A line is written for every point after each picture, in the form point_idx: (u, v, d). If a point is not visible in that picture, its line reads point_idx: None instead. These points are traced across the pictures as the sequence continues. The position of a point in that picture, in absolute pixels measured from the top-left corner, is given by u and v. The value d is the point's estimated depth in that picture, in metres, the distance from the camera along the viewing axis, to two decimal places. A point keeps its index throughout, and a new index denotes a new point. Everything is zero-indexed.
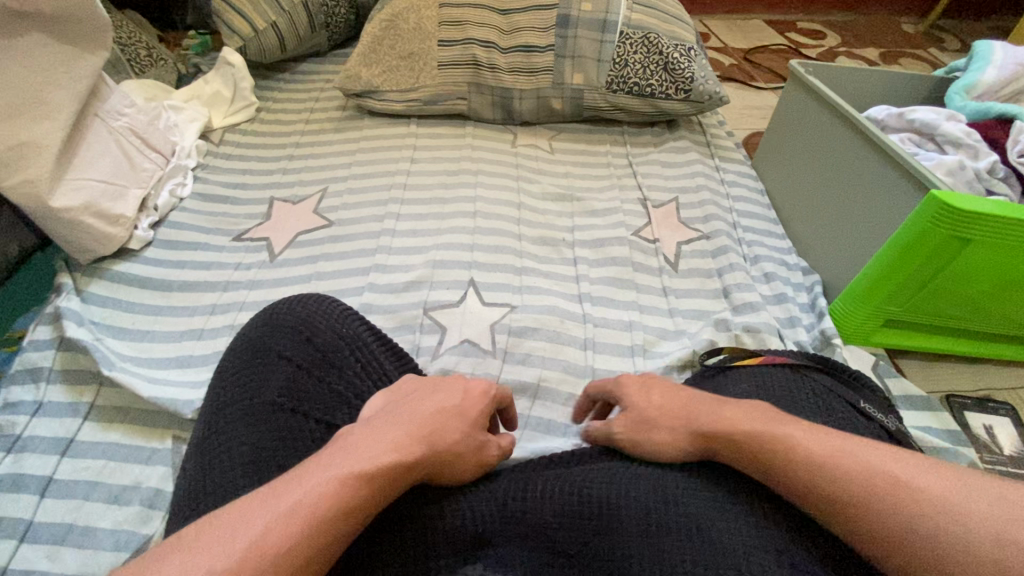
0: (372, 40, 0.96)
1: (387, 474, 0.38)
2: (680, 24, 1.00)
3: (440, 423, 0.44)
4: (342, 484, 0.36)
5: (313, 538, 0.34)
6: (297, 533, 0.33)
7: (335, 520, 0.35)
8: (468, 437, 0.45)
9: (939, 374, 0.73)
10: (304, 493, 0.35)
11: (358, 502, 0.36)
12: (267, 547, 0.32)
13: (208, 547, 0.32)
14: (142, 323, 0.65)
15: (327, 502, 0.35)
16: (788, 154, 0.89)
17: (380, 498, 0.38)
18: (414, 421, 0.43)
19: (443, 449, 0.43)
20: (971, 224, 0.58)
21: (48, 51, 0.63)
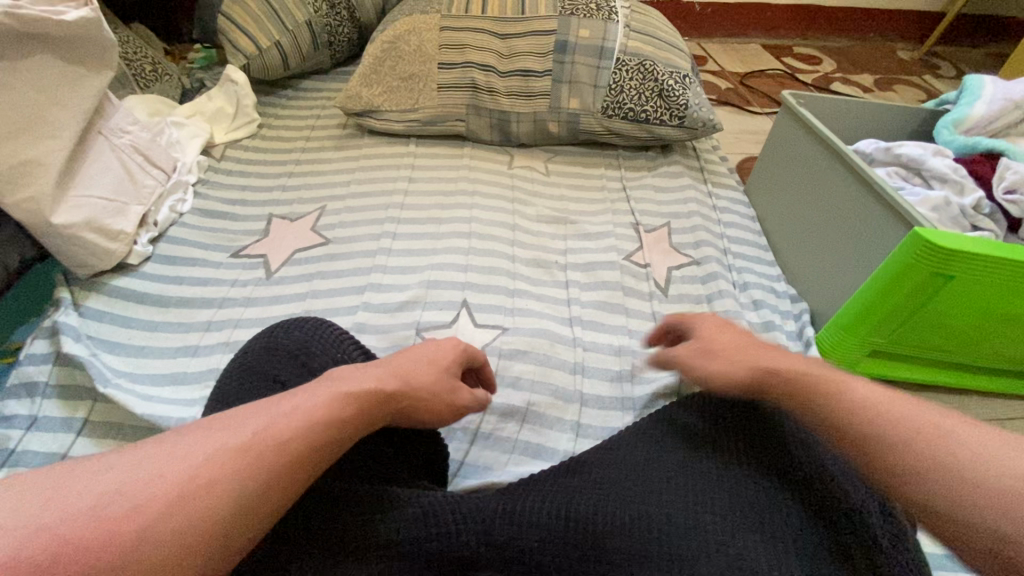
0: (373, 61, 0.98)
1: (362, 395, 0.41)
2: (675, 52, 1.02)
3: (414, 366, 0.48)
4: (312, 404, 0.39)
5: (274, 451, 0.35)
6: (260, 446, 0.35)
7: (302, 432, 0.37)
8: (440, 379, 0.48)
9: (924, 405, 0.75)
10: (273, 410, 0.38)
11: (326, 420, 0.38)
12: (241, 437, 0.36)
13: (189, 439, 0.35)
14: (139, 338, 0.66)
15: (293, 419, 0.37)
16: (779, 183, 0.91)
17: (357, 418, 0.40)
18: (385, 366, 0.46)
19: (415, 393, 0.46)
20: (952, 262, 0.59)
21: (56, 72, 0.65)
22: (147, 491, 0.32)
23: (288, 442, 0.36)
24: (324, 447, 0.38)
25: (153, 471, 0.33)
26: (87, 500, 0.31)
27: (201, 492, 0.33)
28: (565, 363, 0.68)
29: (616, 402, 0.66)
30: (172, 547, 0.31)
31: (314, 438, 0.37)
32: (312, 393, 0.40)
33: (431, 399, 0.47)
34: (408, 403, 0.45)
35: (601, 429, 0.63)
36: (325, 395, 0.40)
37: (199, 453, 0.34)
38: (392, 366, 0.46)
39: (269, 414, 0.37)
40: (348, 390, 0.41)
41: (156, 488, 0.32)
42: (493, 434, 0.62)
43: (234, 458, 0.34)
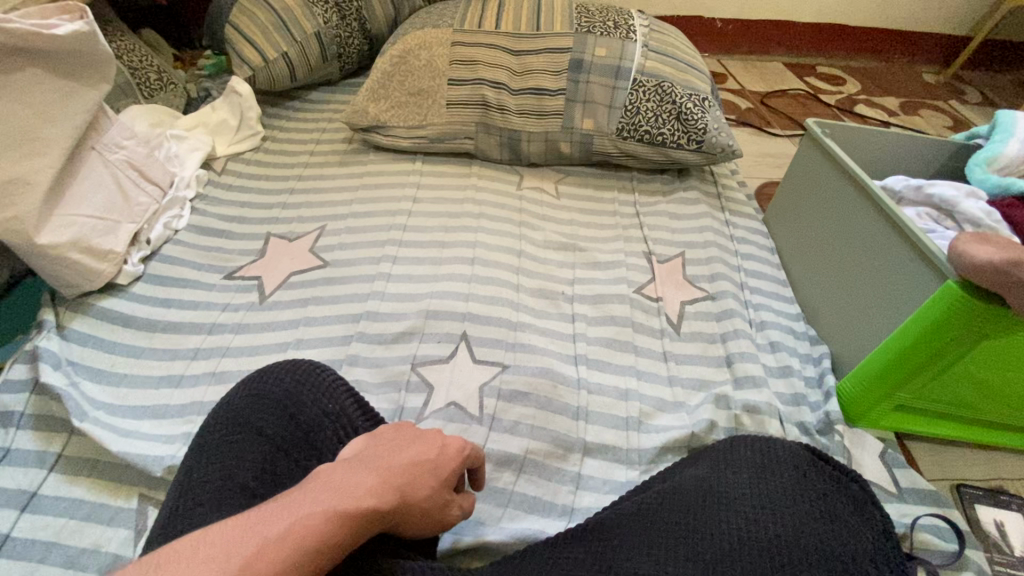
0: (382, 75, 0.96)
1: (358, 519, 0.37)
2: (695, 73, 0.98)
3: (413, 474, 0.43)
4: (302, 530, 0.34)
5: None
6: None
7: (287, 572, 0.33)
8: (436, 493, 0.44)
9: (951, 462, 0.70)
10: (257, 538, 0.33)
11: (313, 554, 0.34)
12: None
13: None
14: (122, 365, 0.63)
15: (276, 552, 0.33)
16: (799, 217, 0.86)
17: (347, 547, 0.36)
18: (384, 469, 0.42)
19: (408, 505, 0.41)
20: (987, 318, 0.55)
21: (46, 87, 0.62)
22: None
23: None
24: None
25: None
26: None
27: None
28: (567, 406, 0.64)
29: (621, 453, 0.61)
30: None
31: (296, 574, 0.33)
32: (302, 512, 0.36)
33: (420, 509, 0.43)
34: (400, 513, 0.41)
35: (602, 482, 0.59)
36: (319, 515, 0.36)
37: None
38: (390, 471, 0.42)
39: (251, 544, 0.33)
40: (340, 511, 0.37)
41: None
42: (488, 485, 0.58)
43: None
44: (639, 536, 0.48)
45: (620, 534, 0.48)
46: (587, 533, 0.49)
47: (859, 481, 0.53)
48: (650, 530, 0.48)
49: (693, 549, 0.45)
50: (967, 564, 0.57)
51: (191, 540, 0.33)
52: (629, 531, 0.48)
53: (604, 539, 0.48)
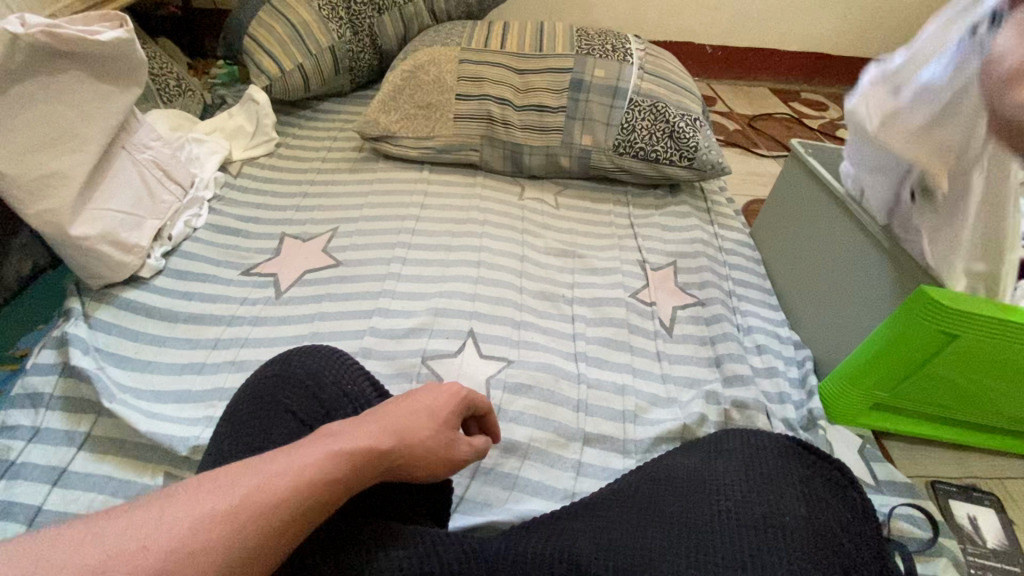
0: (393, 88, 1.01)
1: (359, 454, 0.40)
2: (687, 95, 1.04)
3: (413, 419, 0.46)
4: (307, 462, 0.38)
5: (265, 520, 0.34)
6: (245, 517, 0.34)
7: (295, 497, 0.36)
8: (438, 434, 0.47)
9: (925, 460, 0.75)
10: (261, 474, 0.36)
11: (318, 483, 0.37)
12: (230, 502, 0.34)
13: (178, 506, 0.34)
14: (146, 353, 0.67)
15: (283, 480, 0.36)
16: (783, 229, 0.92)
17: (354, 481, 0.39)
18: (387, 421, 0.45)
19: (411, 454, 0.44)
20: (957, 321, 0.60)
21: (84, 89, 0.67)
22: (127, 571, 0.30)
23: (273, 515, 0.35)
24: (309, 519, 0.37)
25: (134, 542, 0.31)
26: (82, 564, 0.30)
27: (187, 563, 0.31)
28: (568, 399, 0.68)
29: (618, 443, 0.66)
30: None
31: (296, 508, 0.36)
32: (305, 455, 0.38)
33: (424, 458, 0.45)
34: (402, 461, 0.44)
35: (601, 469, 0.63)
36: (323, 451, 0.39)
37: (179, 526, 0.32)
38: (395, 423, 0.45)
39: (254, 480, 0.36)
40: (340, 454, 0.39)
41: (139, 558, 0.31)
42: (494, 469, 0.62)
43: (217, 538, 0.33)
44: (637, 508, 0.52)
45: (620, 506, 0.52)
46: (589, 507, 0.53)
47: (841, 467, 0.57)
48: (646, 502, 0.52)
49: (682, 517, 0.50)
50: (940, 550, 0.61)
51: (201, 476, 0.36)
52: (627, 503, 0.53)
53: (604, 511, 0.52)
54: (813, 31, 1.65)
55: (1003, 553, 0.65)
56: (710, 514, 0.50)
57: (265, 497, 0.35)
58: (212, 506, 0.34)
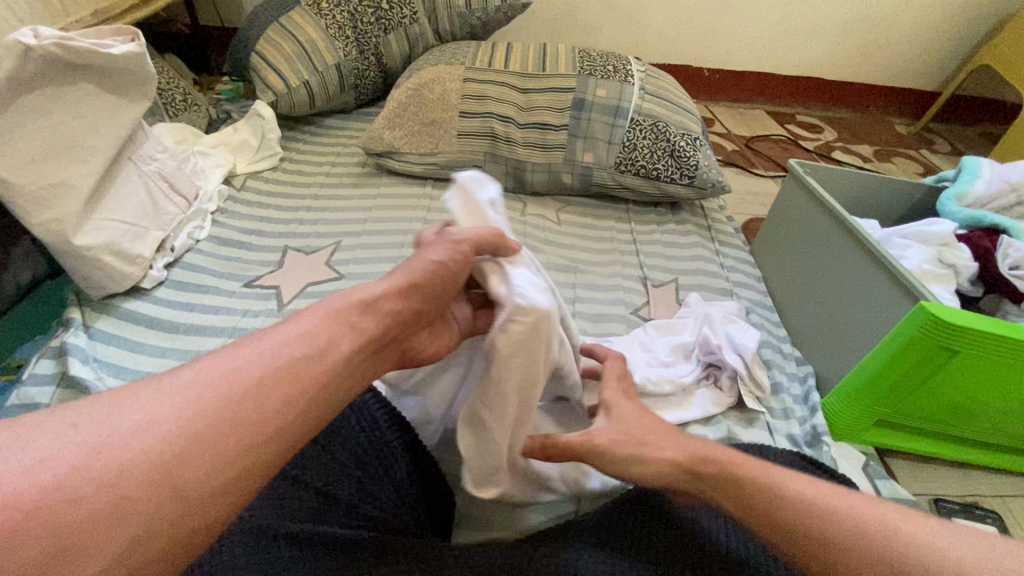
0: (397, 105, 1.02)
1: (355, 332, 0.43)
2: (687, 115, 1.06)
3: (400, 293, 0.48)
4: (299, 349, 0.40)
5: (278, 396, 0.37)
6: (254, 393, 0.36)
7: (300, 375, 0.38)
8: (426, 303, 0.49)
9: (929, 477, 0.74)
10: (202, 387, 0.36)
11: (314, 362, 0.40)
12: (246, 377, 0.37)
13: (175, 393, 0.35)
14: (145, 364, 0.66)
15: (283, 365, 0.39)
16: (784, 245, 0.93)
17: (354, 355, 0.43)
18: (334, 317, 0.44)
19: (399, 328, 0.47)
20: (956, 337, 0.60)
21: (95, 101, 0.67)
22: (71, 503, 0.29)
23: (277, 388, 0.37)
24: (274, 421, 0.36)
25: (144, 419, 0.33)
26: (96, 446, 0.31)
27: (214, 437, 0.33)
28: None
29: None
30: (188, 476, 0.32)
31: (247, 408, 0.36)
32: (250, 365, 0.38)
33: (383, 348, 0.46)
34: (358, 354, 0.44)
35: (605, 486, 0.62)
36: (314, 334, 0.42)
37: (124, 444, 0.32)
38: (347, 312, 0.45)
39: (195, 393, 0.35)
40: (290, 356, 0.40)
41: (166, 439, 0.32)
42: None
43: (197, 435, 0.33)
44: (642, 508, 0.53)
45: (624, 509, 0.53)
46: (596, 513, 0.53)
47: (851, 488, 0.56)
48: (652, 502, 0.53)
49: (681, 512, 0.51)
50: None
51: (134, 388, 0.35)
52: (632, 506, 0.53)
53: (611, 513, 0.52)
54: (809, 56, 1.69)
55: None
56: (711, 527, 0.49)
57: (212, 407, 0.35)
58: (151, 418, 0.33)
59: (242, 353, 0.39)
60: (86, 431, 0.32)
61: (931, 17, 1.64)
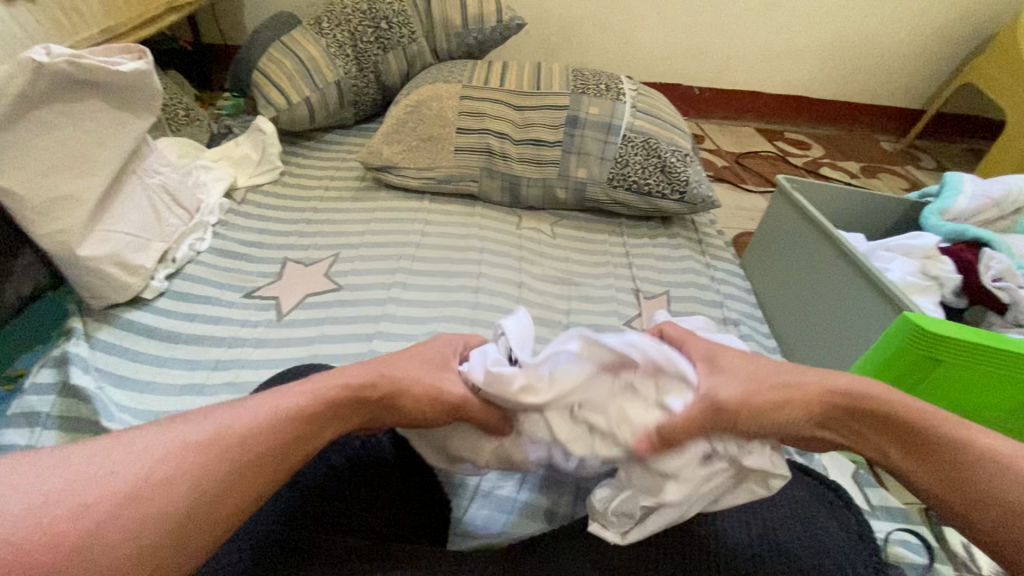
0: (396, 121, 1.05)
1: (349, 398, 0.44)
2: (677, 132, 1.09)
3: (406, 367, 0.49)
4: (292, 409, 0.41)
5: (245, 464, 0.36)
6: (223, 448, 0.36)
7: (279, 445, 0.38)
8: (432, 373, 0.49)
9: None
10: (201, 434, 0.37)
11: (295, 427, 0.40)
12: (223, 433, 0.37)
13: (153, 436, 0.36)
14: (145, 373, 0.67)
15: (268, 426, 0.38)
16: (773, 261, 0.95)
17: (335, 418, 0.43)
18: (330, 393, 0.43)
19: (398, 394, 0.47)
20: (940, 347, 0.62)
21: (103, 116, 0.69)
22: (66, 532, 0.30)
23: (250, 447, 0.37)
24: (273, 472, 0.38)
25: (106, 469, 0.33)
26: (55, 489, 0.31)
27: (175, 498, 0.33)
28: None
29: None
30: (127, 556, 0.31)
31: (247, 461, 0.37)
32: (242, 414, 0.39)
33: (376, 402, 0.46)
34: (351, 410, 0.44)
35: None
36: (312, 397, 0.42)
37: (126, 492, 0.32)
38: (344, 384, 0.44)
39: (198, 439, 0.36)
40: (293, 407, 0.41)
41: (122, 502, 0.32)
42: (493, 493, 0.62)
43: (151, 497, 0.32)
44: None
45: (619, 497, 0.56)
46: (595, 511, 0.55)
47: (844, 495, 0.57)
48: None
49: None
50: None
51: (120, 434, 0.36)
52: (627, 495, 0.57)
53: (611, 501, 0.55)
54: (796, 76, 1.74)
55: None
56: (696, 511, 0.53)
57: (216, 454, 0.36)
58: (153, 462, 0.34)
59: (225, 412, 0.39)
60: (47, 475, 0.32)
61: (913, 40, 1.69)
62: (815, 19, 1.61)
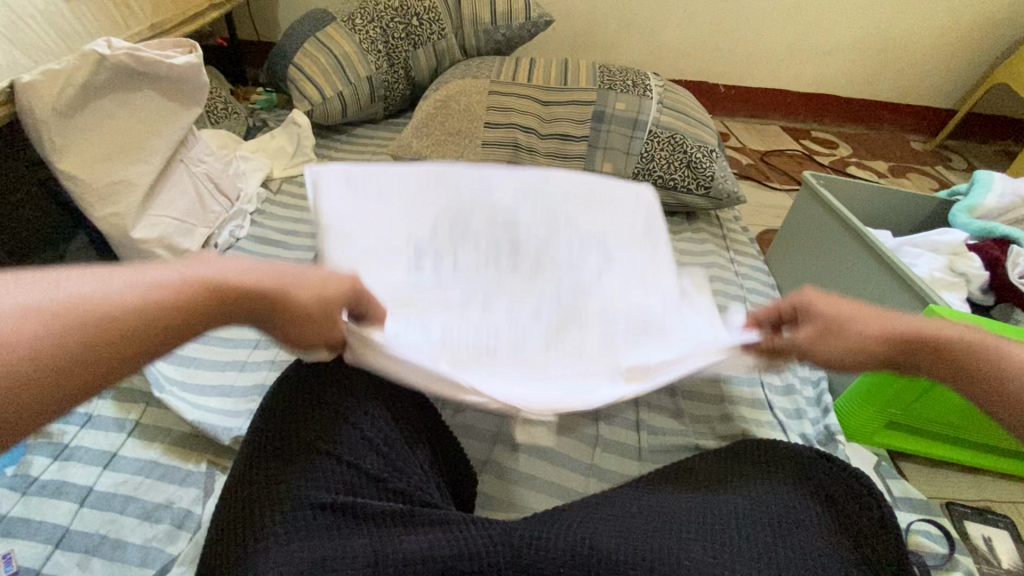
0: (425, 116, 1.06)
1: (208, 295, 0.34)
2: (703, 129, 1.09)
3: (236, 264, 0.37)
4: (127, 302, 0.30)
5: (111, 342, 0.29)
6: (84, 319, 0.28)
7: (117, 353, 0.29)
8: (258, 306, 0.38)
9: (942, 480, 0.76)
10: (122, 289, 0.31)
11: (176, 320, 0.32)
12: (93, 305, 0.29)
13: (113, 280, 0.31)
14: (190, 349, 0.71)
15: (163, 314, 0.31)
16: (801, 255, 0.95)
17: (201, 324, 0.34)
18: (165, 290, 0.32)
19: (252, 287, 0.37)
20: None
21: (155, 107, 0.73)
22: (56, 368, 0.27)
23: (131, 335, 0.30)
24: (140, 356, 0.31)
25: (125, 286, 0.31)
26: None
27: (66, 358, 0.27)
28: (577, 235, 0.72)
29: (633, 450, 0.68)
30: (67, 366, 0.27)
31: (103, 359, 0.29)
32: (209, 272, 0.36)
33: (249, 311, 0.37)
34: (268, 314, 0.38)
35: (621, 478, 0.65)
36: (171, 284, 0.33)
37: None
38: (200, 282, 0.34)
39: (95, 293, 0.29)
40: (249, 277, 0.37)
41: (67, 320, 0.28)
42: (518, 472, 0.64)
43: (150, 307, 0.31)
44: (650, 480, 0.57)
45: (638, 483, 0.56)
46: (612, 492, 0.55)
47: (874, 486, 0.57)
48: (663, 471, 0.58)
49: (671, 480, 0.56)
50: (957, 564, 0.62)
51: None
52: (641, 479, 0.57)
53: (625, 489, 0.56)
54: (823, 74, 1.72)
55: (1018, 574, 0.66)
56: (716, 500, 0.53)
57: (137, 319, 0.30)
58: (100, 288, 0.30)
59: (70, 282, 0.30)
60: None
61: (946, 39, 1.66)
62: (844, 17, 1.60)
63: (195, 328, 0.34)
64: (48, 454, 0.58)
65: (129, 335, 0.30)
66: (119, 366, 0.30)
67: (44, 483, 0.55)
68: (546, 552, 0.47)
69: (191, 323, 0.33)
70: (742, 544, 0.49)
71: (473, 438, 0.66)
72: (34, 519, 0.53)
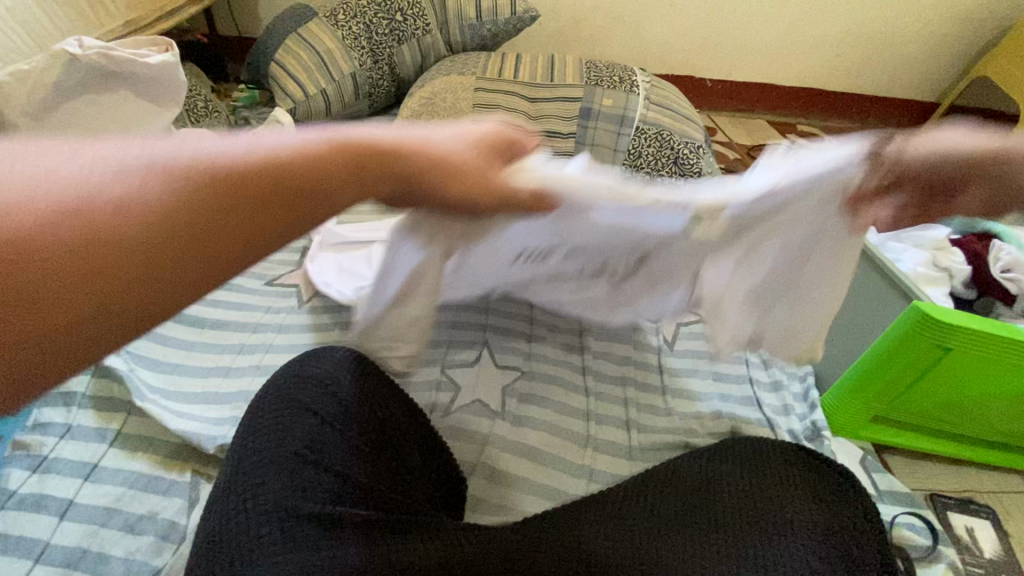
0: (411, 113, 1.05)
1: (259, 181, 0.28)
2: (690, 124, 1.07)
3: (285, 138, 0.30)
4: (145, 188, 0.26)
5: (178, 239, 0.26)
6: (88, 222, 0.24)
7: (142, 239, 0.25)
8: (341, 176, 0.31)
9: (926, 472, 0.77)
10: (113, 170, 0.25)
11: (206, 223, 0.27)
12: (102, 202, 0.25)
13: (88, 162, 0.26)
14: (173, 355, 0.69)
15: (166, 209, 0.26)
16: None
17: (228, 217, 0.27)
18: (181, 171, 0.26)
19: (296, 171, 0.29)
20: (949, 335, 0.63)
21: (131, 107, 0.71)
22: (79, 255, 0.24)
23: (113, 248, 0.24)
24: (121, 283, 0.25)
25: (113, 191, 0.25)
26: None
27: (56, 263, 0.23)
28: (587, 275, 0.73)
29: (625, 449, 0.68)
30: (103, 260, 0.24)
31: (150, 254, 0.25)
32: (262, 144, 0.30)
33: (291, 202, 0.29)
34: (367, 179, 0.32)
35: (612, 478, 0.65)
36: (196, 174, 0.27)
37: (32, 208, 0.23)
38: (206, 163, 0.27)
39: None
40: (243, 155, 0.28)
41: (75, 225, 0.24)
42: (508, 475, 0.64)
43: (141, 211, 0.25)
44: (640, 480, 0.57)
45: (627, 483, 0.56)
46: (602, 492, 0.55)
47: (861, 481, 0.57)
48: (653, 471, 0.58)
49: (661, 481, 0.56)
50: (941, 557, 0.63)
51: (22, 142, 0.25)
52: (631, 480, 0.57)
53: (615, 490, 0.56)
54: (808, 68, 1.73)
55: (1000, 563, 0.67)
56: (704, 499, 0.53)
57: (163, 231, 0.26)
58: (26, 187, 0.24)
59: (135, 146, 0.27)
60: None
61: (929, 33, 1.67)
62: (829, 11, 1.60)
63: (260, 229, 0.28)
64: (27, 466, 0.56)
65: (122, 256, 0.25)
66: (136, 288, 0.25)
67: (23, 496, 0.54)
68: (535, 558, 0.48)
69: (241, 240, 0.28)
70: (730, 542, 0.50)
71: (463, 440, 0.66)
72: (13, 534, 0.51)
